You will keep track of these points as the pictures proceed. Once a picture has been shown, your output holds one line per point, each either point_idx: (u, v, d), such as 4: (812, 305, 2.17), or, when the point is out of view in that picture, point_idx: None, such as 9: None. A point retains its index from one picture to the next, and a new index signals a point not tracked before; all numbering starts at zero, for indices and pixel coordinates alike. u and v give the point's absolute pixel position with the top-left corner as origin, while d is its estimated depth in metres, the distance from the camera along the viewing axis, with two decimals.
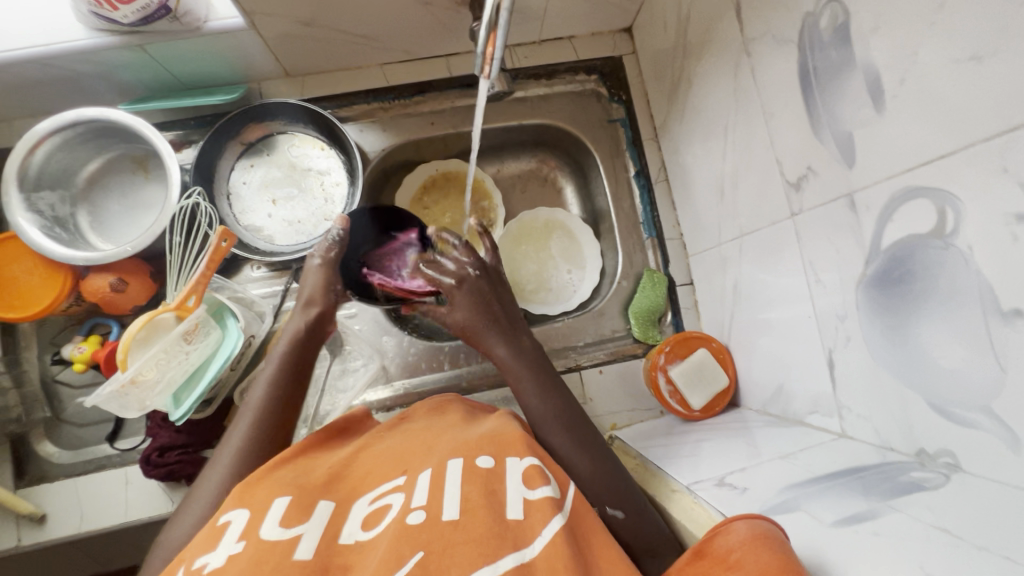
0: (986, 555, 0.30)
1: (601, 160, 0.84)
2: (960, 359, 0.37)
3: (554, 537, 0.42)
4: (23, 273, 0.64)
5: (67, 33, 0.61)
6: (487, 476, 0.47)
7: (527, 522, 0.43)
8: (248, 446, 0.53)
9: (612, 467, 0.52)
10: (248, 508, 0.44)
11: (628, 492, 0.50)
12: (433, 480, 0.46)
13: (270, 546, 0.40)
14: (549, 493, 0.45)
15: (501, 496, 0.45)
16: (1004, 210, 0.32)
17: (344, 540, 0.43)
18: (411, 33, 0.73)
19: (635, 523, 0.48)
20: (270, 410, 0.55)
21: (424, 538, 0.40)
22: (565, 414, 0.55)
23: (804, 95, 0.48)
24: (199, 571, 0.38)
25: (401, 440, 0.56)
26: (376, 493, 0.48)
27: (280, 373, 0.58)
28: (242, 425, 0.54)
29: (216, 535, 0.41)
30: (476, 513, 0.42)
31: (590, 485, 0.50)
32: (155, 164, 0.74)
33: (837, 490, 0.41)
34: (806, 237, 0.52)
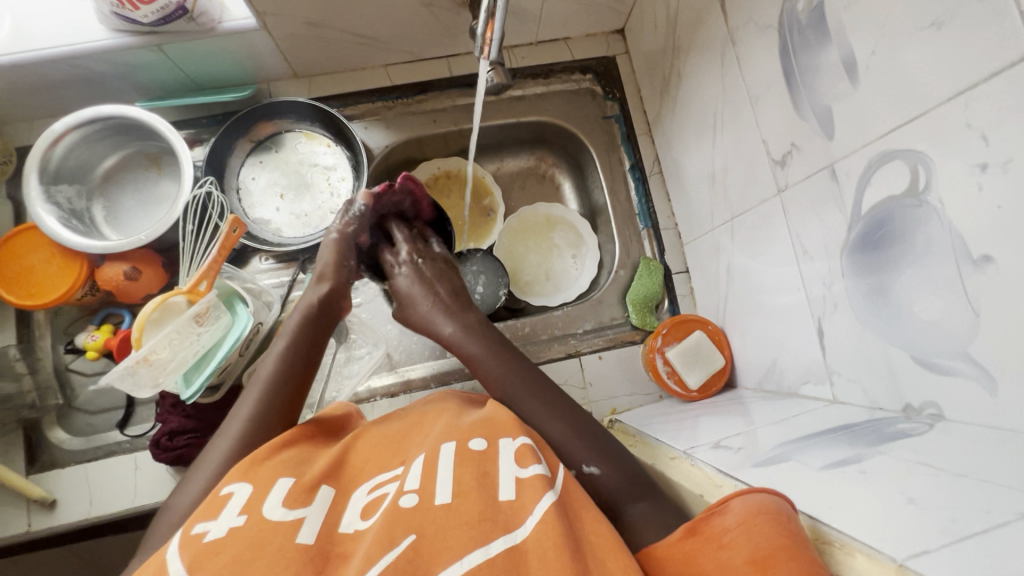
0: (965, 480, 0.31)
1: (597, 154, 0.87)
2: (938, 310, 0.39)
3: (546, 514, 0.41)
4: (41, 262, 0.67)
5: (90, 33, 0.65)
6: (479, 459, 0.46)
7: (520, 502, 0.43)
8: (254, 419, 0.54)
9: (585, 427, 0.54)
10: (252, 483, 0.45)
11: (605, 448, 0.51)
12: (427, 465, 0.46)
13: (272, 526, 0.40)
14: (540, 471, 0.45)
15: (493, 478, 0.45)
16: (970, 161, 0.35)
17: (344, 529, 0.42)
18: (414, 34, 0.76)
19: (613, 475, 0.49)
20: (276, 387, 0.57)
21: (417, 522, 0.40)
22: (527, 380, 0.58)
23: (785, 76, 0.51)
24: (200, 541, 0.38)
25: (399, 425, 0.57)
26: (376, 483, 0.47)
27: (290, 348, 0.60)
28: (247, 401, 0.56)
29: (216, 507, 0.42)
30: (469, 494, 0.42)
31: (565, 446, 0.52)
32: (168, 161, 0.77)
33: (828, 444, 0.43)
34: (793, 211, 0.54)
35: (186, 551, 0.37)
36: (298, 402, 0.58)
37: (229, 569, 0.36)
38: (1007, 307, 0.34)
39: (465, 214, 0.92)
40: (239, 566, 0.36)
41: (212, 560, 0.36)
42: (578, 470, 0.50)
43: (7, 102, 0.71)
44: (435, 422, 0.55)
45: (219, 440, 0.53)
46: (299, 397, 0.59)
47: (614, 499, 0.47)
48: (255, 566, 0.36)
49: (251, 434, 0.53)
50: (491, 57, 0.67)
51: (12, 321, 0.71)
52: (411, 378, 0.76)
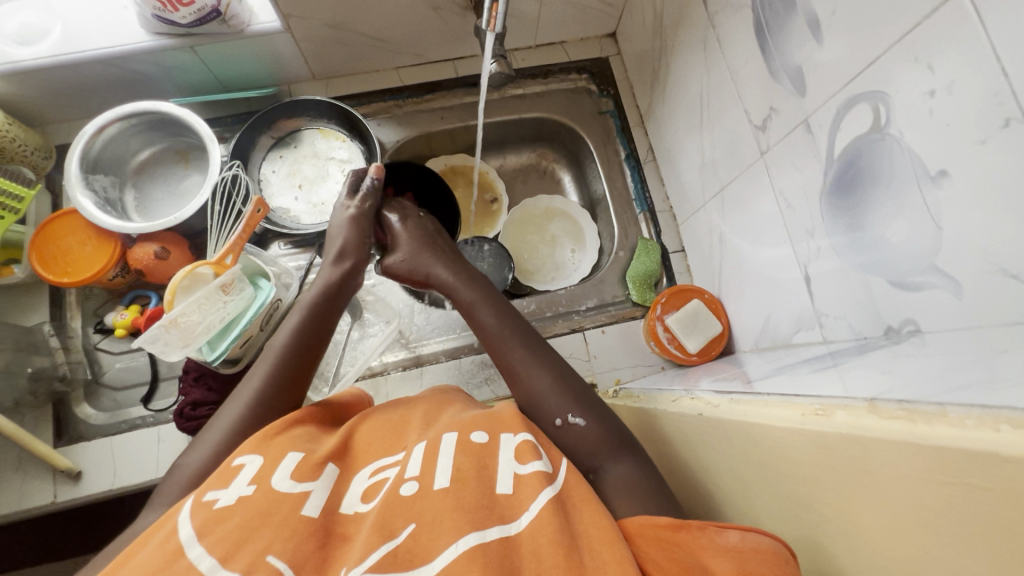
0: (934, 363, 0.35)
1: (594, 146, 0.92)
2: (905, 231, 0.43)
3: (544, 511, 0.38)
4: (77, 244, 0.72)
5: (132, 36, 0.72)
6: (481, 450, 0.44)
7: (517, 497, 0.40)
8: (265, 388, 0.56)
9: (569, 380, 0.57)
10: (262, 456, 0.45)
11: (590, 403, 0.54)
12: (429, 451, 0.44)
13: (279, 497, 0.40)
14: (540, 467, 0.42)
15: (492, 472, 0.42)
16: (920, 89, 0.40)
17: (344, 509, 0.42)
18: (423, 37, 0.84)
19: (597, 429, 0.51)
20: (290, 355, 0.59)
21: (416, 511, 0.39)
22: (513, 331, 0.61)
23: (762, 48, 0.57)
24: (210, 507, 0.39)
25: (405, 409, 0.56)
26: (376, 466, 0.46)
27: (304, 321, 0.61)
28: (259, 371, 0.57)
29: (227, 475, 0.42)
30: (467, 482, 0.41)
31: (548, 397, 0.55)
32: (196, 155, 0.83)
33: (815, 365, 0.46)
34: (776, 170, 0.59)
35: (195, 517, 0.38)
36: (309, 372, 0.60)
37: (236, 535, 0.37)
38: (964, 215, 0.38)
39: (470, 208, 0.97)
40: (245, 535, 0.37)
41: (220, 525, 0.37)
42: (564, 420, 0.53)
43: (52, 100, 0.78)
44: (440, 414, 0.53)
45: (231, 405, 0.55)
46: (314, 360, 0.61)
47: (597, 454, 0.50)
48: (260, 534, 0.37)
49: (259, 399, 0.55)
50: (498, 31, 0.70)
51: (46, 302, 0.76)
52: (423, 354, 0.79)
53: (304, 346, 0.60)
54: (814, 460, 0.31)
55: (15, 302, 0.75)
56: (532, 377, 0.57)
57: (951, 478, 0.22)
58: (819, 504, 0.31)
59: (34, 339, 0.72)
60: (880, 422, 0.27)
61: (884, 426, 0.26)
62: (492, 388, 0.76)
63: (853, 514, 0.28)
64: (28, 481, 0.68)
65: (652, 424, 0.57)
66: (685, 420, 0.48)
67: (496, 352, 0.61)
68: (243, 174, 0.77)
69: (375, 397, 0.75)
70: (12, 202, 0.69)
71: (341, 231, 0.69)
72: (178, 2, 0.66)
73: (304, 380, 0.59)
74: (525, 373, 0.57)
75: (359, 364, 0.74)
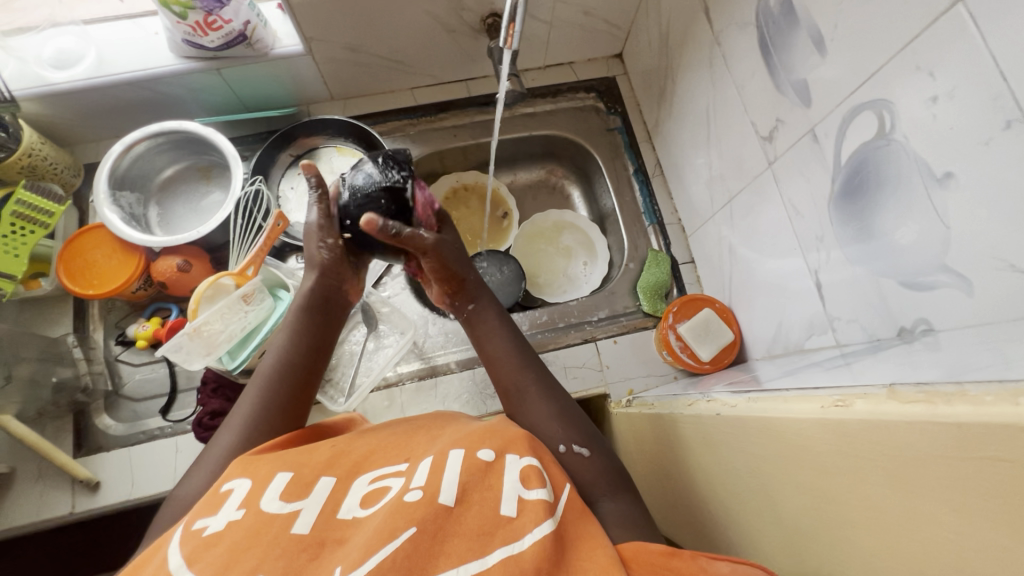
0: (948, 359, 0.35)
1: (603, 161, 0.94)
2: (915, 232, 0.44)
3: (545, 539, 0.37)
4: (103, 257, 0.74)
5: (162, 60, 0.75)
6: (484, 470, 0.42)
7: (519, 521, 0.38)
8: (256, 413, 0.52)
9: (569, 411, 0.56)
10: (251, 478, 0.42)
11: (592, 435, 0.54)
12: (435, 465, 0.43)
13: (269, 519, 0.37)
14: (544, 495, 0.41)
15: (496, 491, 0.41)
16: (923, 96, 0.41)
17: (343, 514, 0.39)
18: (437, 58, 0.87)
19: (600, 462, 0.52)
20: (286, 378, 0.55)
21: (419, 516, 0.37)
22: (518, 354, 0.60)
23: (766, 63, 0.59)
24: (200, 535, 0.36)
25: (404, 429, 0.53)
26: (378, 474, 0.44)
27: (301, 343, 0.58)
28: (251, 396, 0.54)
29: (216, 502, 0.40)
30: (471, 505, 0.39)
31: (552, 423, 0.55)
32: (217, 173, 0.85)
33: (830, 365, 0.47)
34: (783, 179, 0.60)
35: (185, 546, 0.36)
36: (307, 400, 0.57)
37: (224, 559, 0.34)
38: (970, 213, 0.39)
39: (482, 222, 0.99)
40: (235, 557, 0.34)
41: (207, 554, 0.34)
42: (568, 448, 0.52)
43: (83, 121, 0.81)
44: (444, 428, 0.52)
45: (223, 433, 0.52)
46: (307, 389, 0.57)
47: (594, 485, 0.49)
48: (248, 556, 0.34)
49: (255, 428, 0.51)
50: (514, 49, 0.68)
51: (70, 313, 0.78)
52: (438, 365, 0.79)
53: (307, 368, 0.57)
54: (835, 448, 0.32)
55: (42, 314, 0.77)
56: (537, 403, 0.56)
57: (974, 453, 0.23)
58: (842, 495, 0.32)
59: (58, 350, 0.74)
60: (901, 406, 0.28)
61: (905, 408, 0.27)
62: None
63: (872, 495, 0.29)
64: (46, 491, 0.69)
65: (670, 430, 0.57)
66: (706, 421, 0.48)
67: (505, 371, 0.59)
68: (264, 189, 0.80)
69: (391, 406, 0.76)
70: (42, 217, 0.71)
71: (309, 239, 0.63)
72: (208, 26, 0.69)
73: (303, 408, 0.56)
74: (530, 396, 0.57)
75: (376, 374, 0.75)
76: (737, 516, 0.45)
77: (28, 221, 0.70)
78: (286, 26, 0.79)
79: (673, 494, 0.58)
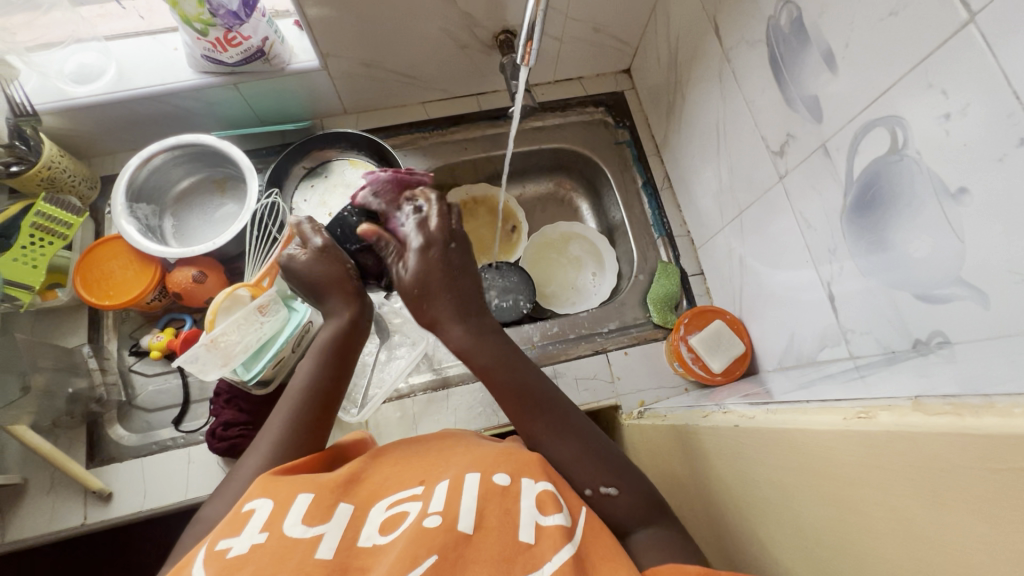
0: (968, 371, 0.36)
1: (612, 174, 0.95)
2: (929, 246, 0.45)
3: (564, 565, 0.37)
4: (120, 269, 0.75)
5: (181, 75, 0.77)
6: (501, 494, 0.42)
7: (536, 550, 0.38)
8: (283, 436, 0.52)
9: (591, 445, 0.53)
10: (273, 499, 0.41)
11: (618, 467, 0.52)
12: (452, 488, 0.43)
13: (293, 543, 0.37)
14: (561, 521, 0.41)
15: (514, 517, 0.40)
16: (936, 114, 0.42)
17: (361, 543, 0.39)
18: (449, 73, 0.89)
19: (629, 497, 0.50)
20: (307, 402, 0.55)
21: (439, 542, 0.37)
22: (537, 402, 0.56)
23: (777, 80, 0.61)
24: (223, 557, 0.36)
25: (417, 450, 0.52)
26: (394, 500, 0.44)
27: (321, 365, 0.58)
28: (275, 421, 0.54)
29: (239, 522, 0.39)
30: (490, 531, 0.39)
31: (576, 465, 0.52)
32: (232, 185, 0.87)
33: (846, 378, 0.47)
34: (794, 193, 0.61)
35: (209, 565, 0.36)
36: (329, 418, 0.56)
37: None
38: (985, 228, 0.40)
39: (492, 233, 1.00)
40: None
41: None
42: (594, 491, 0.51)
43: (101, 135, 0.82)
44: (455, 447, 0.52)
45: (248, 458, 0.52)
46: (332, 407, 0.57)
47: (628, 520, 0.49)
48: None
49: (281, 453, 0.51)
50: (531, 65, 0.69)
51: (85, 324, 0.79)
52: (450, 376, 0.80)
53: (325, 391, 0.57)
54: (858, 458, 0.32)
55: (58, 326, 0.78)
56: (558, 446, 0.53)
57: (1005, 465, 0.24)
58: (868, 508, 0.32)
59: (73, 360, 0.74)
60: (928, 417, 0.28)
61: (931, 421, 0.28)
62: None
63: (896, 502, 0.30)
64: (60, 502, 0.69)
65: (687, 444, 0.57)
66: (725, 435, 0.49)
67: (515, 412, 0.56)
68: (280, 201, 0.80)
69: (403, 417, 0.76)
70: (60, 228, 0.72)
71: (311, 270, 0.65)
72: (227, 42, 0.71)
73: (324, 426, 0.55)
74: (547, 440, 0.54)
75: (388, 386, 0.75)
76: (756, 525, 0.45)
77: (47, 232, 0.71)
78: (302, 41, 0.81)
79: (691, 507, 0.58)
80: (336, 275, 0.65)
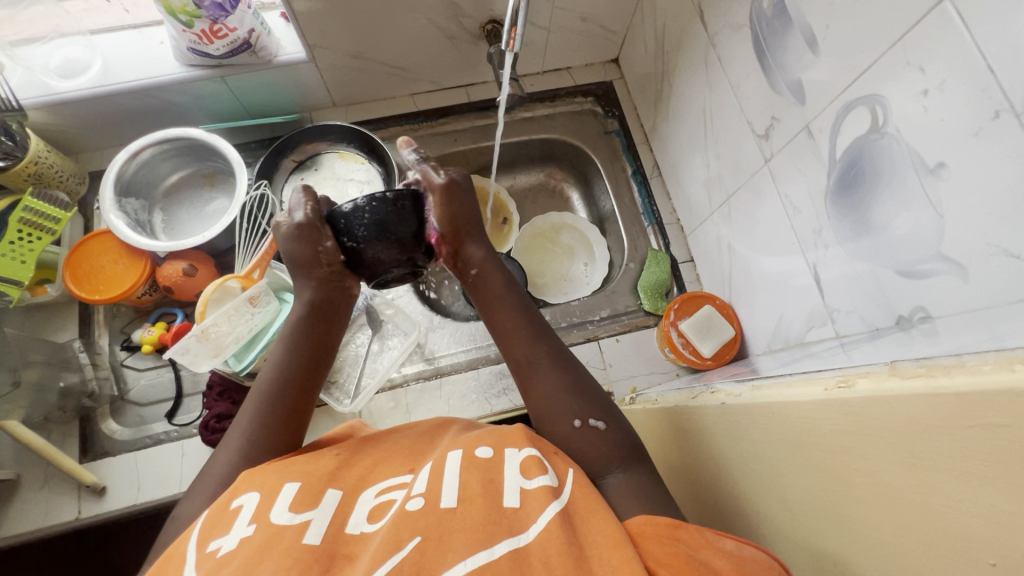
0: (944, 342, 0.37)
1: (602, 164, 0.96)
2: (912, 222, 0.45)
3: (552, 524, 0.38)
4: (109, 263, 0.75)
5: (168, 69, 0.76)
6: (485, 465, 0.43)
7: (524, 511, 0.39)
8: (253, 432, 0.51)
9: (582, 384, 0.56)
10: (260, 491, 0.42)
11: (607, 408, 0.54)
12: (435, 470, 0.43)
13: (280, 530, 0.37)
14: (546, 481, 0.42)
15: (498, 485, 0.41)
16: (914, 90, 0.43)
17: (349, 530, 0.39)
18: (438, 65, 0.89)
19: (616, 435, 0.52)
20: (276, 394, 0.54)
21: (422, 524, 0.37)
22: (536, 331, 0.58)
23: (761, 63, 0.61)
24: (214, 556, 0.36)
25: (410, 436, 0.53)
26: (382, 487, 0.44)
27: (290, 354, 0.56)
28: (245, 413, 0.53)
29: (227, 518, 0.39)
30: (474, 501, 0.40)
31: (568, 398, 0.54)
32: (221, 178, 0.86)
33: (829, 354, 0.48)
34: (780, 175, 0.62)
35: (200, 566, 0.35)
36: (302, 409, 0.55)
37: (241, 572, 0.34)
38: (962, 202, 0.40)
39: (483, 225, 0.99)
40: (249, 569, 0.34)
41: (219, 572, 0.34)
42: (584, 423, 0.52)
43: (88, 130, 0.82)
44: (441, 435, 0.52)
45: (222, 452, 0.51)
46: (305, 397, 0.56)
47: (601, 466, 0.50)
48: (264, 566, 0.34)
49: (253, 449, 0.50)
50: (517, 52, 0.69)
51: (76, 320, 0.79)
52: (442, 365, 0.80)
53: (294, 382, 0.55)
54: (837, 425, 0.33)
55: (48, 321, 0.78)
56: (550, 378, 0.55)
57: (973, 421, 0.24)
58: (848, 474, 0.32)
59: (65, 355, 0.74)
60: (902, 380, 0.29)
61: (906, 384, 0.28)
62: (511, 397, 0.77)
63: (875, 466, 0.30)
64: (53, 497, 0.69)
65: (676, 423, 0.57)
66: (712, 417, 0.50)
67: (516, 343, 0.57)
68: (269, 193, 0.80)
69: (396, 407, 0.76)
70: (49, 223, 0.72)
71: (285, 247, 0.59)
72: (213, 34, 0.70)
73: (297, 418, 0.54)
74: (544, 369, 0.56)
75: (381, 376, 0.75)
76: (750, 502, 0.45)
77: (36, 227, 0.71)
78: (289, 34, 0.81)
79: (683, 488, 0.58)
80: (304, 256, 0.58)
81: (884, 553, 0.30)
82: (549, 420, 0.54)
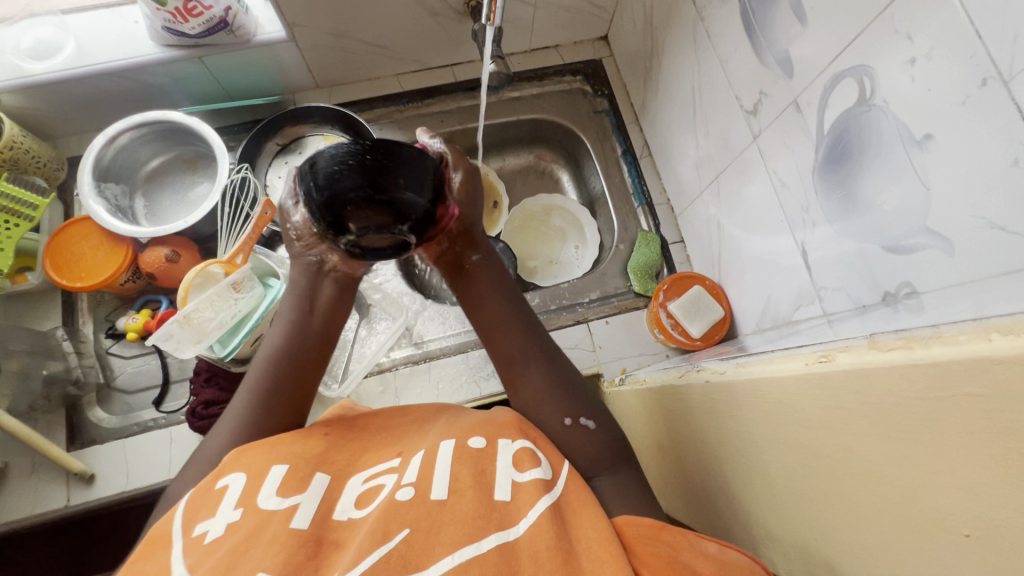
0: (926, 316, 0.36)
1: (592, 144, 0.94)
2: (897, 198, 0.45)
3: (541, 517, 0.37)
4: (90, 250, 0.74)
5: (143, 49, 0.74)
6: (477, 456, 0.43)
7: (514, 504, 0.39)
8: (251, 411, 0.50)
9: (570, 381, 0.55)
10: (246, 472, 0.41)
11: (594, 404, 0.55)
12: (427, 457, 0.43)
13: (266, 516, 0.37)
14: (538, 475, 0.42)
15: (490, 477, 0.41)
16: (902, 59, 0.42)
17: (337, 516, 0.39)
18: (421, 43, 0.87)
19: (604, 433, 0.52)
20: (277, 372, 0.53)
21: (411, 515, 0.37)
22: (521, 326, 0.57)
23: (749, 35, 0.60)
24: (201, 543, 0.35)
25: (398, 419, 0.53)
26: (371, 472, 0.44)
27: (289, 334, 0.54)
28: (241, 397, 0.52)
29: (212, 500, 0.39)
30: (464, 493, 0.39)
31: (554, 394, 0.53)
32: (203, 163, 0.85)
33: (814, 332, 0.47)
34: (768, 152, 0.61)
35: (186, 555, 0.35)
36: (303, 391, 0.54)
37: (227, 560, 0.33)
38: (949, 173, 0.40)
39: None
40: (236, 559, 0.33)
41: (205, 561, 0.34)
42: (574, 420, 0.52)
43: (64, 113, 0.80)
44: (424, 425, 0.51)
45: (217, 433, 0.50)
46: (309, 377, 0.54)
47: (596, 463, 0.50)
48: (251, 555, 0.34)
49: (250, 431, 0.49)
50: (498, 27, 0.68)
51: (59, 307, 0.78)
52: (433, 351, 0.79)
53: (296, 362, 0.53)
54: (816, 401, 0.33)
55: (31, 309, 0.77)
56: (535, 375, 0.55)
57: (949, 391, 0.24)
58: (826, 446, 0.32)
59: (48, 343, 0.73)
60: (881, 353, 0.28)
61: (885, 356, 0.28)
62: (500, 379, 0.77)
63: (858, 447, 0.30)
64: (42, 485, 0.69)
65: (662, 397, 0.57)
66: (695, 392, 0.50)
67: (506, 338, 0.56)
68: (251, 176, 0.79)
69: (385, 391, 0.76)
70: (25, 210, 0.70)
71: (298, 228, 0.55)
72: (188, 12, 0.68)
73: (302, 400, 0.53)
74: (535, 364, 0.55)
75: (369, 360, 0.75)
76: (732, 480, 0.45)
77: (12, 214, 0.69)
78: (267, 12, 0.78)
79: (671, 468, 0.58)
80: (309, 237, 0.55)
81: (868, 535, 0.30)
82: (538, 417, 0.53)
